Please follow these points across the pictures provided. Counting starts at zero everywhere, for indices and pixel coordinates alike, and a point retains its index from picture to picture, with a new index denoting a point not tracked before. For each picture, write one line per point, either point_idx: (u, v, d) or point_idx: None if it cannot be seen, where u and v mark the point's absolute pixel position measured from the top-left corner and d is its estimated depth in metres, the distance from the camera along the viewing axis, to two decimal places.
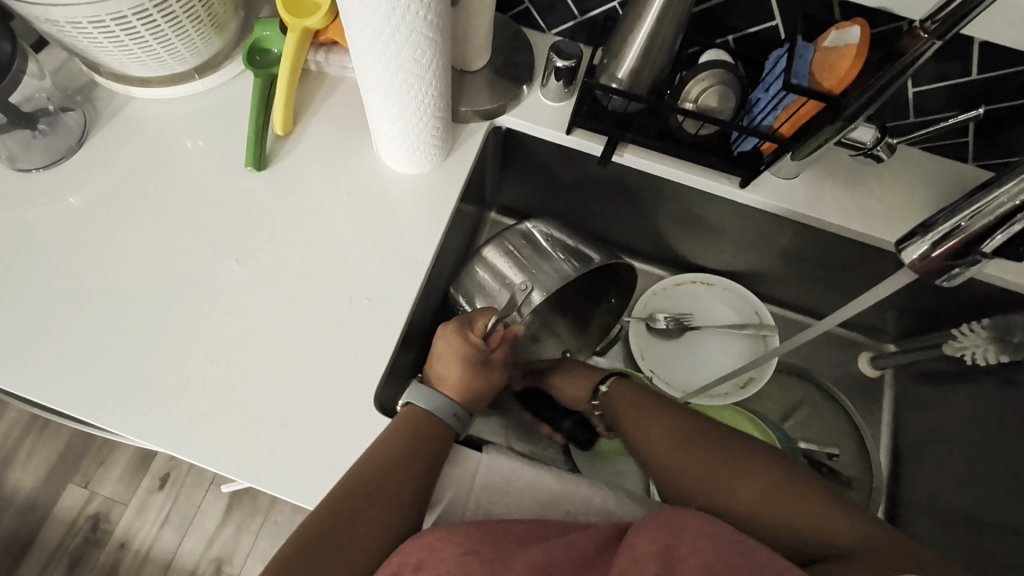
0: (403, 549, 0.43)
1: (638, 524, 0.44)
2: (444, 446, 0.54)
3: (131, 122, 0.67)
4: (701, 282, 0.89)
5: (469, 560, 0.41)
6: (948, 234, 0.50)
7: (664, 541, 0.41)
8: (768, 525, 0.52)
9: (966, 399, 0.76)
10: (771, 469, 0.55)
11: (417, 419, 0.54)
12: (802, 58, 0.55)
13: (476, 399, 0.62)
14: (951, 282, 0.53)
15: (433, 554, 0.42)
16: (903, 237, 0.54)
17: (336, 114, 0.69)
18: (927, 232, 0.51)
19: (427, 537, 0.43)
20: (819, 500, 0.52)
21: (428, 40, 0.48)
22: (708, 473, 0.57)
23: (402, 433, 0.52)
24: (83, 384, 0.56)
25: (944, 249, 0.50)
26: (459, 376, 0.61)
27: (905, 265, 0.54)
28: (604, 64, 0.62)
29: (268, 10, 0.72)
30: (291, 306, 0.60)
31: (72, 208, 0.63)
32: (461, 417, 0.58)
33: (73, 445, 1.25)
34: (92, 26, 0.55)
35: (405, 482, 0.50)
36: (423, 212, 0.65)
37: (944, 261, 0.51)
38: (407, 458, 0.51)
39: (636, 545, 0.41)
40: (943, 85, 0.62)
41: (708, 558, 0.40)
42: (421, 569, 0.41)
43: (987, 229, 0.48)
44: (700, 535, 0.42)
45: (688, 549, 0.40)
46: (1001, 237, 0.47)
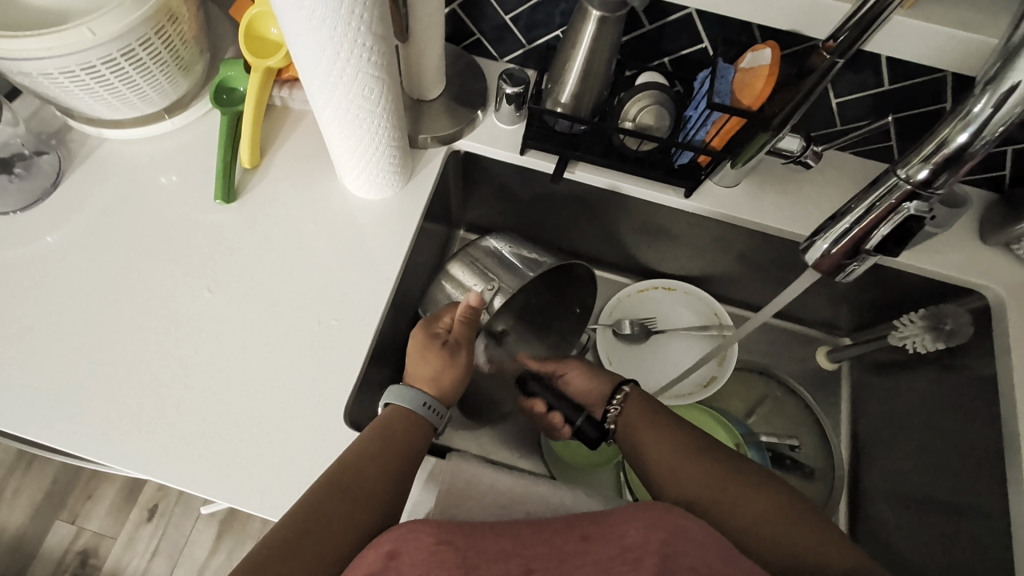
0: (379, 540, 0.46)
1: (629, 512, 0.47)
2: (423, 441, 0.58)
3: (106, 162, 0.70)
4: (662, 287, 0.93)
5: (441, 550, 0.43)
6: (847, 228, 0.49)
7: (659, 539, 0.43)
8: (766, 540, 0.54)
9: (916, 385, 0.80)
10: (773, 496, 0.56)
11: (392, 420, 0.57)
12: (724, 78, 0.60)
13: (447, 385, 0.63)
14: (849, 277, 0.54)
15: (407, 542, 0.44)
16: (811, 232, 0.53)
17: (302, 145, 0.72)
18: (830, 228, 0.50)
19: (404, 528, 0.45)
20: (816, 525, 0.54)
21: (374, 78, 0.51)
22: (711, 485, 0.57)
23: (382, 432, 0.55)
24: (62, 416, 0.58)
25: (839, 245, 0.50)
26: (429, 363, 0.63)
27: (810, 264, 0.54)
28: (549, 89, 0.66)
29: (233, 50, 0.75)
30: (264, 330, 0.63)
31: (49, 246, 0.65)
32: (431, 406, 0.60)
33: (59, 481, 1.25)
34: (64, 76, 0.58)
35: (382, 477, 0.53)
36: (389, 232, 0.69)
37: (840, 258, 0.51)
38: (387, 454, 0.54)
39: (626, 536, 0.44)
40: (862, 96, 0.68)
41: (698, 562, 0.42)
42: (394, 556, 0.44)
43: (868, 222, 0.48)
44: (691, 540, 0.44)
45: (680, 550, 0.42)
46: (883, 231, 0.47)
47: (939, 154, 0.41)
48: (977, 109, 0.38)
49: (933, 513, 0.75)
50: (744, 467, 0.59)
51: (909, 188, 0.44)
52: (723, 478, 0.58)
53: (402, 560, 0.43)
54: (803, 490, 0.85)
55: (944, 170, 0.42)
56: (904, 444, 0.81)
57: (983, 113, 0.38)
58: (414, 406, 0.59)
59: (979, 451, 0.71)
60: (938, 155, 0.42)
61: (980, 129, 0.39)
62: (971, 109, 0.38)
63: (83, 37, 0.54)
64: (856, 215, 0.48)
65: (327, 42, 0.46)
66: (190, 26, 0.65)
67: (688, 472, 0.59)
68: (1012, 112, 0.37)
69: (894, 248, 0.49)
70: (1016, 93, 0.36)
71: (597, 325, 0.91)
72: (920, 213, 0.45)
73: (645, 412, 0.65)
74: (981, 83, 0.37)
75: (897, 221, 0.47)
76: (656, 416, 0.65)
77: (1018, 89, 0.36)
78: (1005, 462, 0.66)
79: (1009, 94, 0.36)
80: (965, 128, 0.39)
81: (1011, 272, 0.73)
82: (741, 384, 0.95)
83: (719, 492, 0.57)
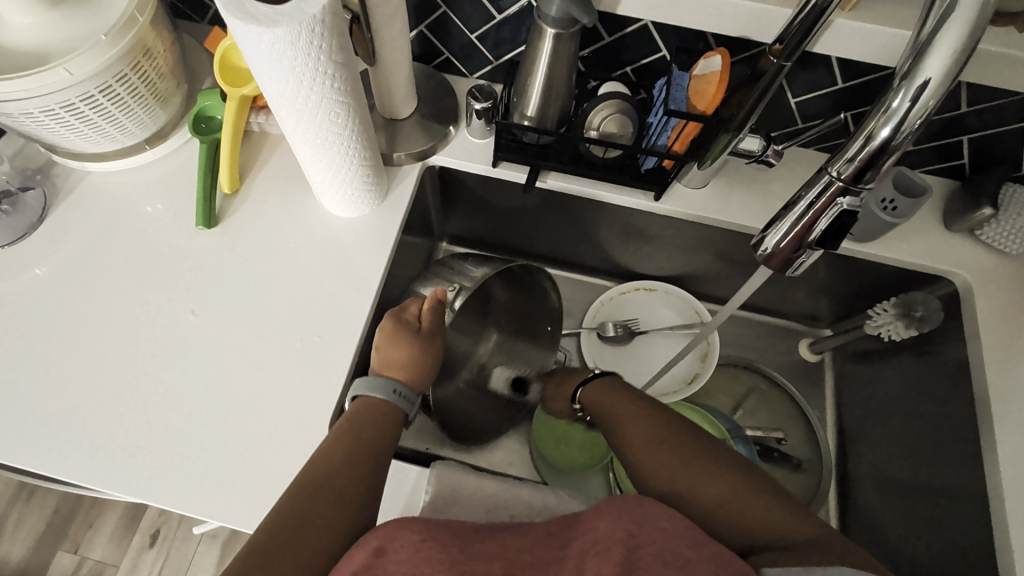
0: (365, 541, 0.45)
1: (597, 509, 0.48)
2: (393, 431, 0.59)
3: (90, 195, 0.72)
4: (643, 289, 0.95)
5: (427, 547, 0.44)
6: (795, 221, 0.50)
7: (627, 527, 0.44)
8: (730, 525, 0.53)
9: (894, 372, 0.82)
10: (737, 480, 0.54)
11: (360, 416, 0.58)
12: (679, 85, 0.63)
13: (416, 371, 0.65)
14: (799, 271, 0.55)
15: (394, 539, 0.45)
16: (764, 226, 0.54)
17: (281, 168, 0.75)
18: (780, 221, 0.51)
19: (389, 527, 0.46)
20: (783, 508, 0.52)
21: (340, 103, 0.54)
22: (673, 467, 0.57)
23: (350, 428, 0.56)
24: (54, 443, 0.60)
25: (787, 240, 0.51)
26: (400, 351, 0.64)
27: (761, 260, 0.55)
28: (515, 103, 0.68)
29: (210, 79, 0.78)
30: (247, 349, 0.65)
31: (37, 278, 0.67)
32: (400, 392, 0.62)
33: (60, 510, 1.26)
34: (44, 115, 0.60)
35: (354, 474, 0.53)
36: (369, 247, 0.71)
37: (789, 252, 0.52)
38: (358, 450, 0.55)
39: (599, 528, 0.45)
40: (819, 94, 0.70)
41: (663, 549, 0.43)
42: (381, 552, 0.44)
43: (811, 214, 0.48)
44: (659, 528, 0.45)
45: (646, 538, 0.44)
46: (823, 225, 0.48)
47: (866, 148, 0.43)
48: (897, 102, 0.40)
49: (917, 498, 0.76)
50: (709, 448, 0.58)
51: (841, 185, 0.45)
52: (688, 460, 0.57)
53: (389, 558, 0.43)
54: (791, 482, 0.86)
55: (870, 166, 0.43)
56: (887, 430, 0.83)
57: (902, 106, 0.40)
58: (384, 395, 0.60)
59: (956, 434, 0.72)
60: (865, 150, 0.43)
61: (901, 122, 0.40)
62: (891, 102, 0.40)
63: (60, 77, 0.56)
64: (799, 210, 0.49)
65: (291, 72, 0.48)
66: (166, 61, 0.68)
67: (653, 455, 0.59)
68: (928, 103, 0.39)
69: (833, 242, 0.49)
70: (929, 87, 0.38)
71: (581, 329, 0.93)
72: (852, 207, 0.46)
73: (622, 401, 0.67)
74: (898, 78, 0.39)
75: (835, 215, 0.47)
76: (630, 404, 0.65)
77: (930, 82, 0.38)
78: (980, 443, 0.68)
79: (925, 86, 0.38)
80: (888, 121, 0.41)
81: (976, 257, 0.75)
82: (726, 380, 0.96)
83: (679, 472, 0.56)
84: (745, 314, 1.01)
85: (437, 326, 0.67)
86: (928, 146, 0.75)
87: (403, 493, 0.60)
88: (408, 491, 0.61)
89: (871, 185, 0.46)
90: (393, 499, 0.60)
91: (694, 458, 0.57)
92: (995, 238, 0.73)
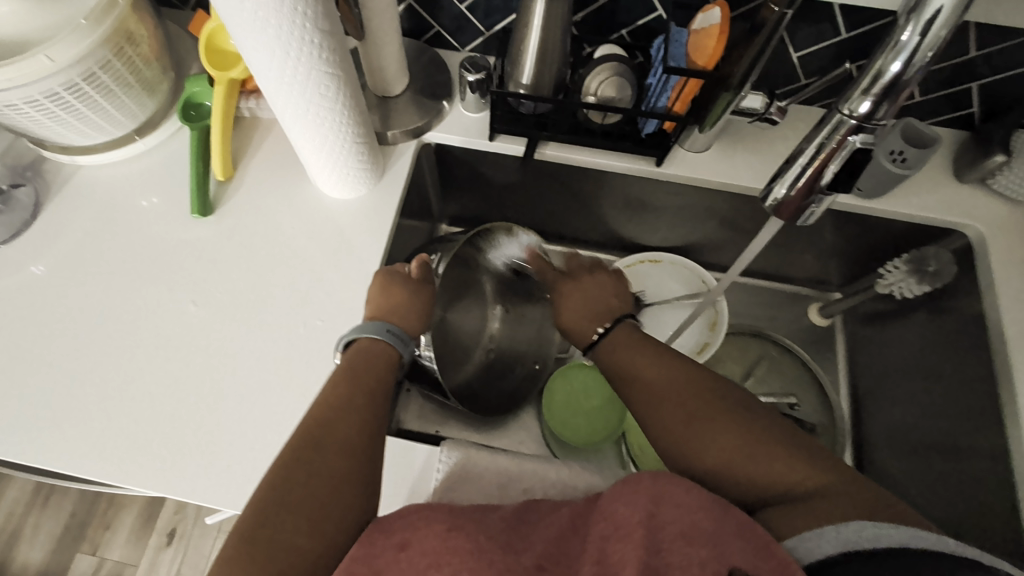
0: (390, 531, 0.43)
1: (616, 491, 0.45)
2: (389, 385, 0.57)
3: (82, 189, 0.71)
4: (648, 261, 0.93)
5: (453, 535, 0.41)
6: (802, 169, 0.49)
7: (646, 507, 0.41)
8: (736, 481, 0.50)
9: (908, 331, 0.81)
10: (746, 432, 0.52)
11: (349, 386, 0.55)
12: (678, 41, 0.61)
13: (409, 313, 0.63)
14: (810, 220, 0.54)
15: (417, 532, 0.42)
16: (770, 179, 0.53)
17: (273, 153, 0.73)
18: (785, 173, 0.51)
19: (409, 518, 0.44)
20: (797, 459, 0.49)
21: (328, 74, 0.52)
22: (675, 425, 0.55)
23: (346, 383, 0.55)
24: (61, 440, 0.59)
25: (796, 188, 0.50)
26: (395, 296, 0.64)
27: (772, 213, 0.54)
28: (509, 73, 0.67)
29: (198, 66, 0.76)
30: (250, 336, 0.64)
31: (35, 275, 0.66)
32: (394, 331, 0.61)
33: (77, 513, 1.27)
34: (30, 107, 0.59)
35: (357, 430, 0.52)
36: (369, 227, 0.70)
37: (800, 202, 0.51)
38: (359, 403, 0.54)
39: (618, 512, 0.42)
40: (824, 46, 0.68)
41: (687, 529, 0.40)
42: (404, 547, 0.41)
43: (819, 159, 0.47)
44: (679, 505, 0.42)
45: (667, 517, 0.41)
46: (833, 170, 0.47)
47: (876, 86, 0.41)
48: (906, 36, 0.38)
49: (936, 456, 0.75)
50: (712, 399, 0.55)
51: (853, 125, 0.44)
52: (694, 414, 0.54)
53: (413, 550, 0.41)
54: None
55: (884, 102, 0.42)
56: (903, 390, 0.81)
57: (912, 40, 0.38)
58: (378, 334, 0.60)
59: (975, 388, 0.71)
60: (876, 87, 0.41)
61: (912, 56, 0.38)
62: (900, 37, 0.38)
63: (42, 65, 0.55)
64: (808, 155, 0.48)
65: (274, 41, 0.46)
66: (150, 46, 0.66)
67: (655, 412, 0.57)
68: (940, 34, 0.37)
69: (847, 181, 0.48)
70: (940, 17, 0.36)
71: None
72: (865, 145, 0.45)
73: (628, 352, 0.63)
74: (906, 12, 0.38)
75: (845, 156, 0.46)
76: (632, 356, 0.62)
77: (941, 12, 0.36)
78: (1001, 396, 0.67)
79: (935, 17, 0.36)
80: (897, 56, 0.39)
81: (989, 208, 0.73)
82: (735, 349, 0.95)
83: (680, 430, 0.54)
84: (751, 282, 0.99)
85: (428, 274, 0.67)
86: (937, 96, 0.73)
87: (413, 472, 0.60)
88: (420, 470, 0.60)
89: (885, 121, 0.44)
90: (404, 476, 0.60)
91: (699, 410, 0.54)
92: (1009, 186, 0.72)
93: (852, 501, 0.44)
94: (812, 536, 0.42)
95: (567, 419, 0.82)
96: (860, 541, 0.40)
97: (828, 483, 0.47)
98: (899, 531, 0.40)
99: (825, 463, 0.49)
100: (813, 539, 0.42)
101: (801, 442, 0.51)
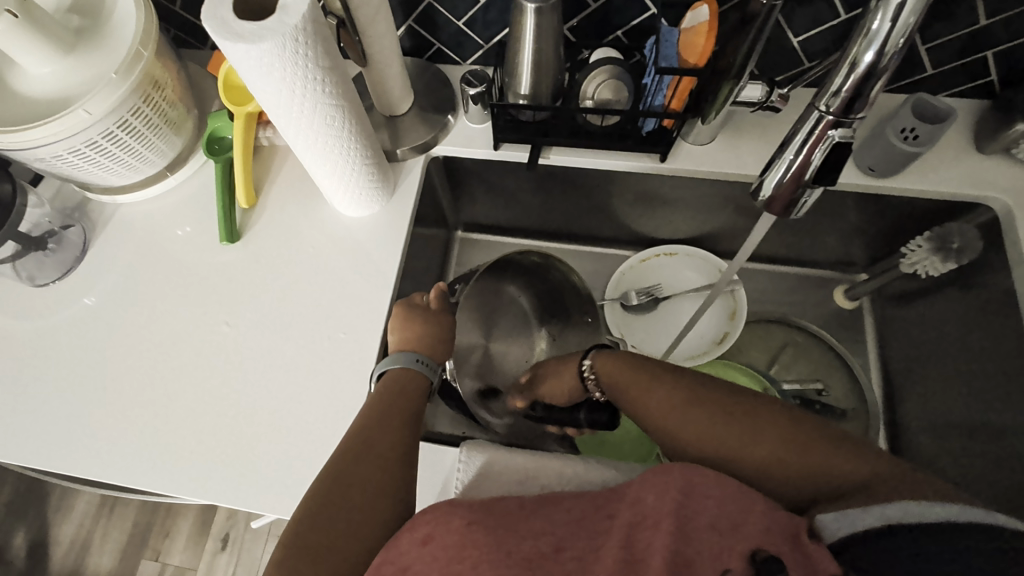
0: (412, 525, 0.45)
1: (643, 481, 0.47)
2: (416, 409, 0.59)
3: (124, 225, 0.77)
4: (663, 254, 0.93)
5: (473, 529, 0.43)
6: (789, 162, 0.49)
7: (675, 498, 0.43)
8: (773, 477, 0.52)
9: (937, 308, 0.78)
10: (778, 425, 0.53)
11: (378, 410, 0.57)
12: (669, 41, 0.61)
13: (435, 342, 0.66)
14: (802, 211, 0.53)
15: (439, 527, 0.44)
16: (762, 171, 0.53)
17: (293, 177, 0.78)
18: (774, 165, 0.51)
19: (435, 514, 0.45)
20: (832, 448, 0.51)
21: (333, 106, 0.55)
22: (715, 427, 0.55)
23: (378, 400, 0.58)
24: (118, 455, 0.64)
25: (784, 183, 0.50)
26: (418, 327, 0.65)
27: (763, 206, 0.54)
28: (507, 84, 0.69)
29: (219, 102, 0.81)
30: (279, 352, 0.68)
31: (88, 307, 0.72)
32: (423, 360, 0.63)
33: (139, 522, 1.36)
34: (74, 156, 0.64)
35: (394, 442, 0.55)
36: (383, 242, 0.73)
37: (791, 194, 0.51)
38: (393, 414, 0.57)
39: (648, 502, 0.44)
40: (823, 29, 0.67)
41: (714, 518, 0.43)
42: (429, 541, 0.43)
43: (804, 153, 0.47)
44: (708, 497, 0.44)
45: (697, 508, 0.43)
46: (817, 160, 0.47)
47: (853, 76, 0.42)
48: (876, 25, 0.39)
49: (972, 437, 0.73)
50: (748, 402, 0.56)
51: (830, 119, 0.45)
52: (731, 421, 0.55)
53: (436, 544, 0.43)
54: None
55: (858, 94, 0.42)
56: (935, 370, 0.79)
57: (883, 27, 0.38)
58: (407, 363, 0.62)
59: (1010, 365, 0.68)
60: (851, 79, 0.42)
61: (884, 44, 0.39)
62: (871, 25, 0.39)
63: (81, 118, 0.60)
64: (795, 147, 0.48)
65: (281, 83, 0.50)
66: (174, 90, 0.71)
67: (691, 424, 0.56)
68: (909, 21, 0.38)
69: (831, 176, 0.48)
70: (908, 4, 0.37)
71: (603, 301, 0.92)
72: (845, 138, 0.45)
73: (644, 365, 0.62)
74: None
75: (827, 149, 0.46)
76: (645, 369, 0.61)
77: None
78: None
79: (903, 3, 0.37)
80: (870, 45, 0.40)
81: (1014, 178, 0.71)
82: (761, 336, 0.93)
83: (715, 438, 0.55)
84: (757, 267, 0.96)
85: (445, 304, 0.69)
86: (951, 67, 0.71)
87: (440, 475, 0.62)
88: (445, 471, 0.63)
89: (863, 116, 0.45)
90: (431, 478, 0.63)
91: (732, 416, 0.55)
92: None
93: (893, 486, 0.46)
94: (845, 513, 0.44)
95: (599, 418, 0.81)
96: (898, 517, 0.42)
97: (871, 473, 0.48)
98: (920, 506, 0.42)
99: (862, 450, 0.50)
100: (848, 515, 0.44)
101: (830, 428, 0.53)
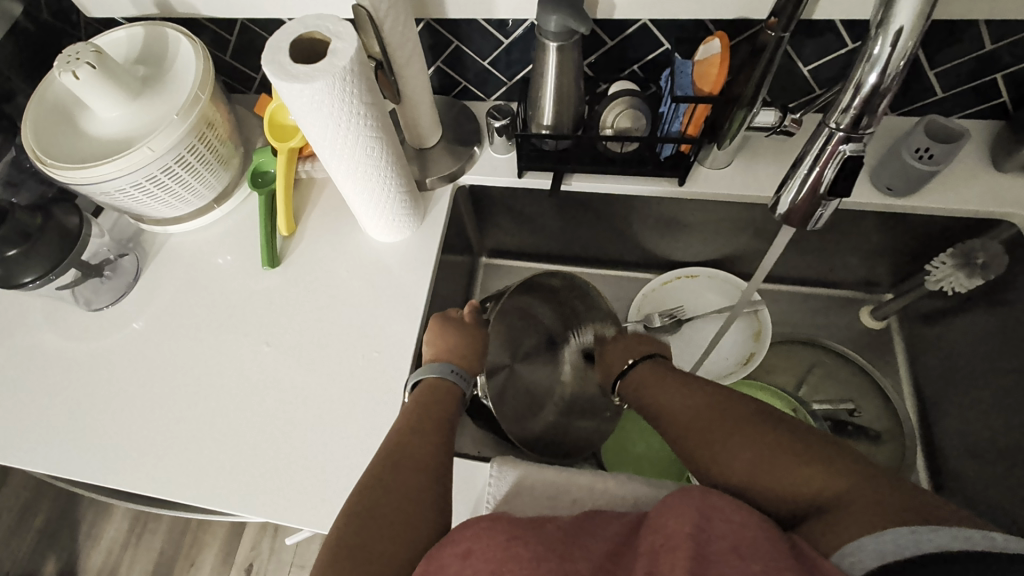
0: (452, 540, 0.46)
1: (667, 505, 0.45)
2: (448, 432, 0.59)
3: (173, 253, 0.82)
4: (684, 276, 0.94)
5: (514, 545, 0.44)
6: (804, 177, 0.51)
7: (693, 522, 0.41)
8: (769, 492, 0.49)
9: (967, 326, 0.78)
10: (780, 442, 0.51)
11: (406, 431, 0.58)
12: (683, 72, 0.66)
13: (469, 353, 0.68)
14: (820, 224, 0.55)
15: (479, 541, 0.45)
16: (779, 187, 0.56)
17: (332, 207, 0.83)
18: (789, 181, 0.53)
19: (477, 529, 0.46)
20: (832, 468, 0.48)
21: (372, 138, 0.60)
22: (721, 437, 0.54)
23: (417, 408, 0.60)
24: (161, 469, 0.67)
25: (801, 197, 0.53)
26: (452, 340, 0.68)
27: (782, 218, 0.56)
28: (530, 116, 0.73)
29: (262, 140, 0.88)
30: (314, 371, 0.71)
31: (136, 330, 0.77)
32: (458, 371, 0.65)
33: (166, 551, 1.38)
34: (136, 190, 0.70)
35: (427, 461, 0.56)
36: (415, 266, 0.76)
37: (807, 207, 0.53)
38: (428, 422, 0.59)
39: (667, 524, 0.42)
40: (832, 58, 0.70)
41: (736, 542, 0.40)
42: (469, 555, 0.44)
43: (817, 168, 0.50)
44: (727, 521, 0.42)
45: (716, 532, 0.41)
46: (830, 174, 0.49)
47: (859, 96, 0.44)
48: (878, 49, 0.41)
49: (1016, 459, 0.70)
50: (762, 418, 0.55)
51: (841, 135, 0.47)
52: (733, 430, 0.54)
53: (477, 557, 0.43)
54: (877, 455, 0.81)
55: (867, 111, 0.45)
56: (970, 389, 0.78)
57: (884, 52, 0.41)
58: (443, 373, 0.64)
59: None
60: (858, 99, 0.44)
61: (885, 67, 0.42)
62: (873, 50, 0.42)
63: (145, 154, 0.66)
64: (807, 164, 0.50)
65: (329, 118, 0.55)
66: (225, 129, 0.77)
67: (693, 431, 0.56)
68: (908, 46, 0.41)
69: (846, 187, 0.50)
70: (903, 34, 0.40)
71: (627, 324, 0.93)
72: (857, 152, 0.47)
73: (660, 381, 0.63)
74: (874, 27, 0.41)
75: (839, 163, 0.48)
76: (671, 377, 0.63)
77: (905, 25, 0.40)
78: None
79: (900, 31, 0.40)
80: (873, 68, 0.42)
81: None
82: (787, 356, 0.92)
83: (712, 445, 0.54)
84: (780, 288, 0.97)
85: (479, 318, 0.71)
86: (961, 90, 0.73)
87: (472, 490, 0.63)
88: (477, 488, 0.64)
89: (873, 131, 0.47)
90: (465, 497, 0.63)
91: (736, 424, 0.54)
92: None
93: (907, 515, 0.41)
94: (861, 546, 0.41)
95: (629, 439, 0.81)
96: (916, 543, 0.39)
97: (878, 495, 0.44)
98: (935, 534, 0.39)
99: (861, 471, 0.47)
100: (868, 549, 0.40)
101: (826, 449, 0.50)
